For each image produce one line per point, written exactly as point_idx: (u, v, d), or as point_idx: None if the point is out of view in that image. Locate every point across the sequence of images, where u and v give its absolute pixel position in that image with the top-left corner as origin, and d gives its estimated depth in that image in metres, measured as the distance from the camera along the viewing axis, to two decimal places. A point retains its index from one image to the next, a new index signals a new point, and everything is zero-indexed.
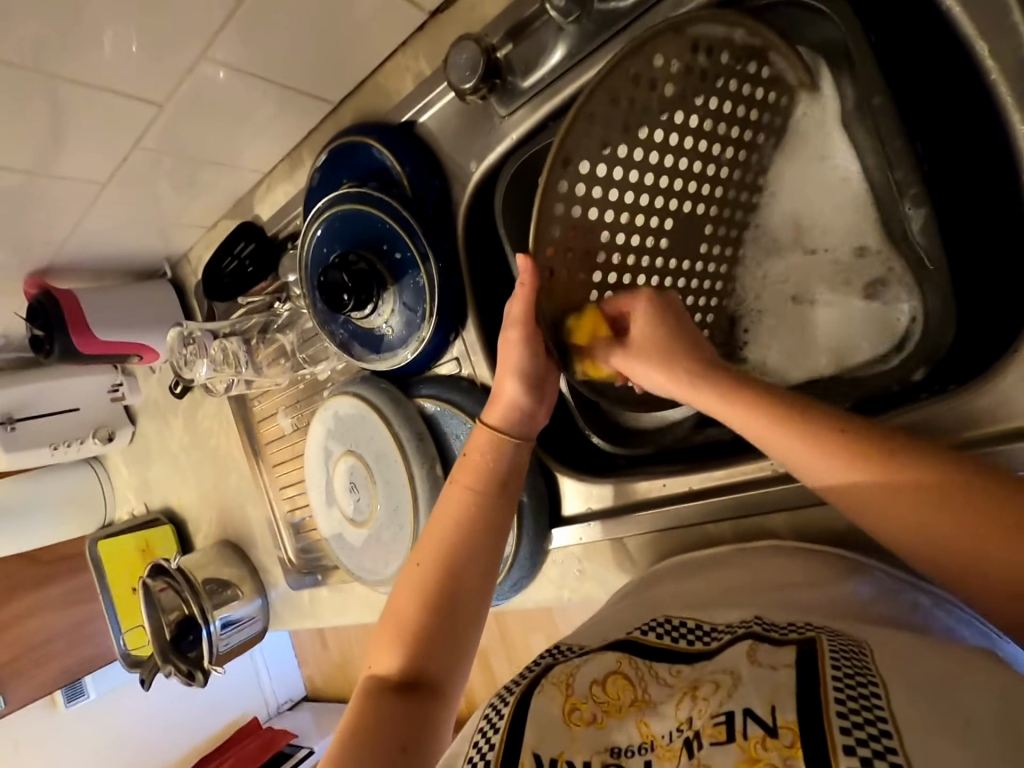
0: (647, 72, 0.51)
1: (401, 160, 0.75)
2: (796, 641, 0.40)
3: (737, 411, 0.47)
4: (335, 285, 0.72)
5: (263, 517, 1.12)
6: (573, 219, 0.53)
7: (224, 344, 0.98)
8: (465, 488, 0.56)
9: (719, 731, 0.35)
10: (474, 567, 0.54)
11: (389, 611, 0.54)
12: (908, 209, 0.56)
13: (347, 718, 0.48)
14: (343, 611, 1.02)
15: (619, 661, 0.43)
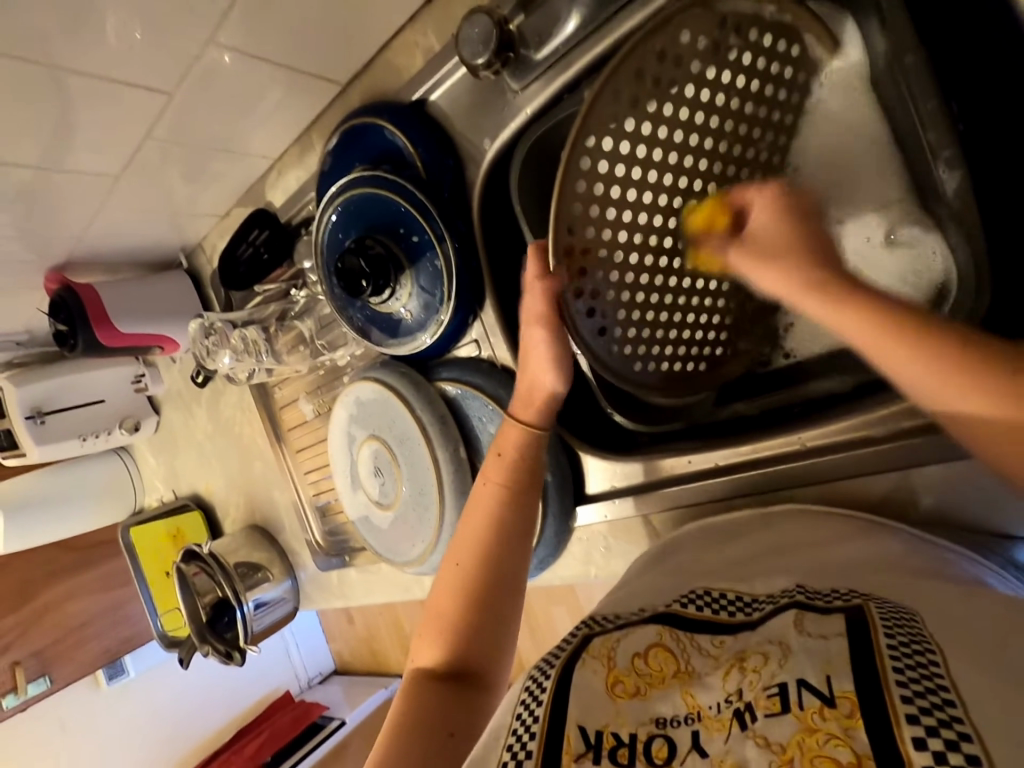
0: (674, 48, 0.50)
1: (414, 141, 0.74)
2: (842, 608, 0.40)
3: (826, 308, 0.44)
4: (353, 271, 0.72)
5: (288, 502, 1.14)
6: (596, 196, 0.53)
7: (244, 333, 0.98)
8: (498, 483, 0.57)
9: (773, 703, 0.34)
10: (514, 562, 0.55)
11: (430, 605, 0.55)
12: (941, 172, 0.54)
13: (395, 708, 0.49)
14: (371, 591, 1.04)
15: (660, 634, 0.43)
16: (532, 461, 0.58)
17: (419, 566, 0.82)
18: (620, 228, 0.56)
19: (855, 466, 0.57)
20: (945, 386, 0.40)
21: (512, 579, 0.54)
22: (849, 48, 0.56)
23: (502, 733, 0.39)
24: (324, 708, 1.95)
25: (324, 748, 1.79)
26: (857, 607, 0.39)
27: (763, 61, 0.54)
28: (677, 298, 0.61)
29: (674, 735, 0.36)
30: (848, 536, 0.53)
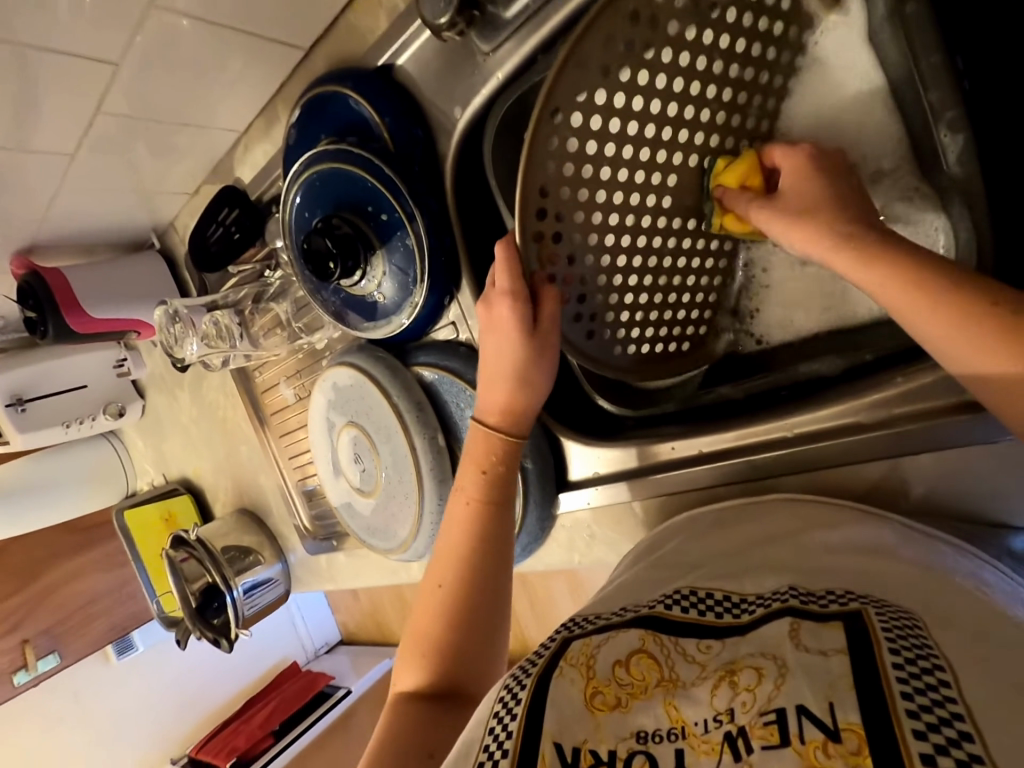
0: (647, 7, 0.45)
1: (380, 111, 0.69)
2: (841, 616, 0.37)
3: (855, 259, 0.41)
4: (320, 252, 0.68)
5: (274, 487, 1.12)
6: (566, 178, 0.49)
7: (216, 318, 0.96)
8: (470, 493, 0.57)
9: (771, 733, 0.31)
10: (489, 572, 0.55)
11: (413, 623, 0.55)
12: (942, 137, 0.50)
13: (380, 731, 0.49)
14: (360, 574, 1.04)
15: (642, 639, 0.39)
16: (506, 469, 0.58)
17: (403, 553, 0.81)
18: (595, 210, 0.51)
19: (845, 454, 0.54)
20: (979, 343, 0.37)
21: (487, 587, 0.54)
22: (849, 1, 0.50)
23: (474, 746, 0.37)
24: (330, 677, 1.97)
25: (330, 716, 1.84)
26: (856, 615, 0.36)
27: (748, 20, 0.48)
28: (659, 279, 0.57)
29: (656, 752, 0.33)
30: (836, 520, 0.50)
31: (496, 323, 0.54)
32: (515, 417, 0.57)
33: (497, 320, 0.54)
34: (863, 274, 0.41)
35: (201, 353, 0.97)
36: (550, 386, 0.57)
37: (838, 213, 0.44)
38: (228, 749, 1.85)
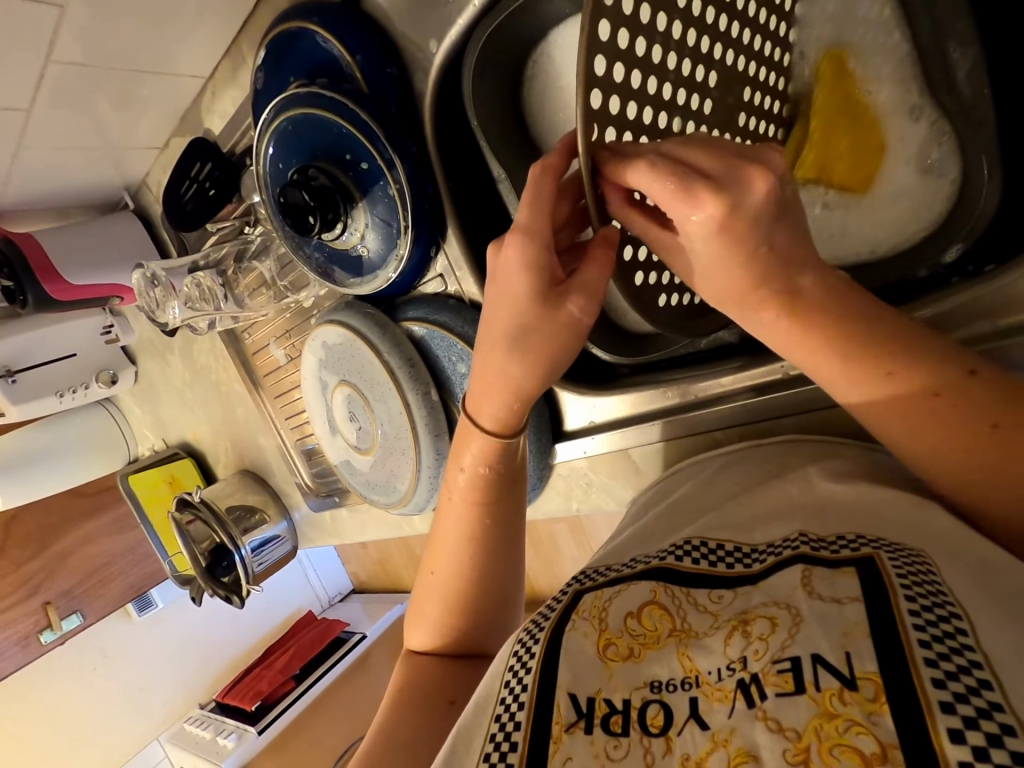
0: None
1: (350, 48, 0.64)
2: (853, 561, 0.36)
3: (789, 336, 0.39)
4: (298, 206, 0.65)
5: (273, 447, 1.12)
6: (620, 50, 0.36)
7: (197, 280, 0.92)
8: (464, 491, 0.55)
9: (785, 681, 0.31)
10: (493, 566, 0.55)
11: (418, 590, 0.58)
12: (952, 52, 0.47)
13: (398, 681, 0.54)
14: (364, 528, 1.06)
15: (654, 591, 0.39)
16: (497, 470, 0.54)
17: (403, 507, 0.82)
18: (641, 104, 0.40)
19: None
20: (897, 406, 0.38)
21: (490, 565, 0.55)
22: None
23: (490, 702, 0.39)
24: (345, 624, 2.02)
25: (347, 660, 1.91)
26: (868, 560, 0.35)
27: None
28: None
29: (670, 701, 0.34)
30: (826, 455, 0.50)
31: (500, 289, 0.46)
32: (511, 418, 0.52)
33: (506, 276, 0.45)
34: (801, 353, 0.40)
35: (185, 317, 0.95)
36: (558, 372, 0.49)
37: (783, 278, 0.38)
38: (253, 693, 1.94)
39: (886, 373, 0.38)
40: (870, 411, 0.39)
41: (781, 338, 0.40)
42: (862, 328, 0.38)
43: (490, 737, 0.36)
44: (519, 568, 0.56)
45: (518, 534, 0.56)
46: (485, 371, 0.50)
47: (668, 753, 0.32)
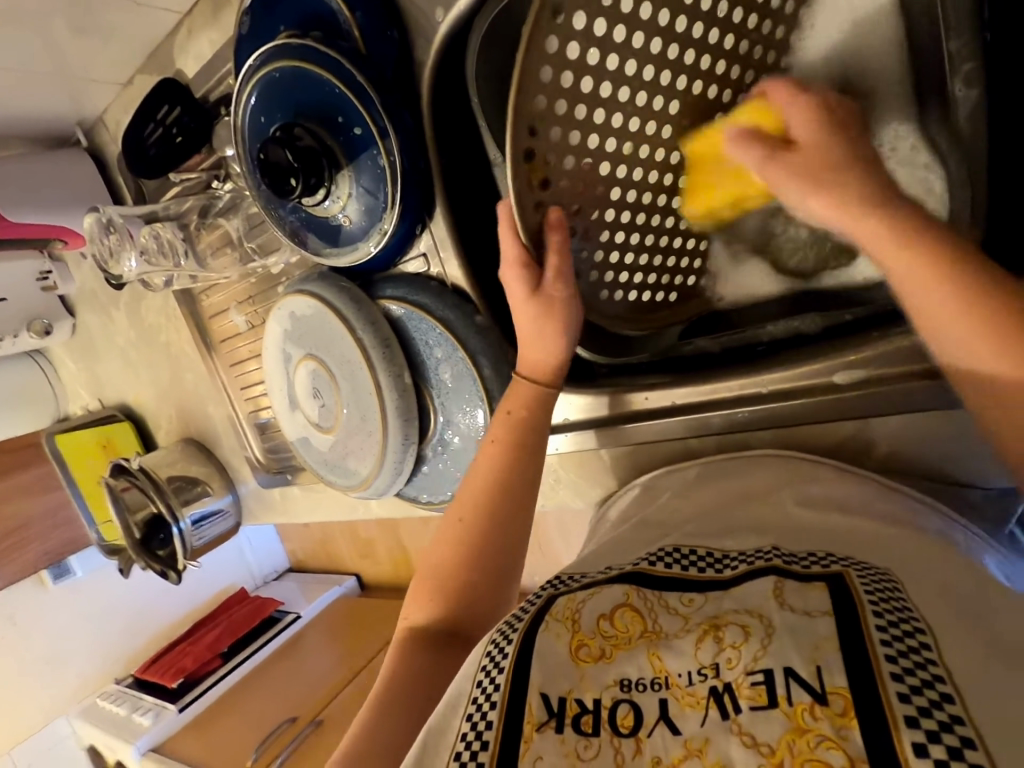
0: None
1: (350, 4, 0.61)
2: (823, 576, 0.36)
3: (931, 288, 0.36)
4: (279, 165, 0.61)
5: (224, 417, 1.07)
6: (563, 88, 0.45)
7: (156, 231, 0.87)
8: (500, 436, 0.56)
9: (759, 694, 0.31)
10: (504, 525, 0.53)
11: (421, 566, 0.55)
12: (955, 90, 0.46)
13: (384, 667, 0.50)
14: (316, 508, 1.02)
15: (626, 593, 0.39)
16: (538, 415, 0.56)
17: (363, 491, 0.77)
18: (591, 131, 0.48)
19: (815, 412, 0.55)
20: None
21: (498, 526, 0.52)
22: None
23: (462, 700, 0.38)
24: (279, 603, 1.95)
25: (280, 639, 1.85)
26: (837, 576, 0.36)
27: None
28: (636, 217, 0.53)
29: (640, 702, 0.33)
30: (794, 476, 0.51)
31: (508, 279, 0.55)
32: (556, 367, 0.56)
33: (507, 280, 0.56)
34: (945, 315, 0.35)
35: (141, 271, 0.88)
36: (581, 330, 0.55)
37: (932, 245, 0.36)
38: (175, 669, 1.83)
39: (978, 309, 0.34)
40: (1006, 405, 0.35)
41: (944, 314, 0.36)
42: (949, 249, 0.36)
43: (461, 737, 0.35)
44: (525, 538, 0.53)
45: (528, 499, 0.54)
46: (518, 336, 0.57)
47: (637, 756, 0.32)
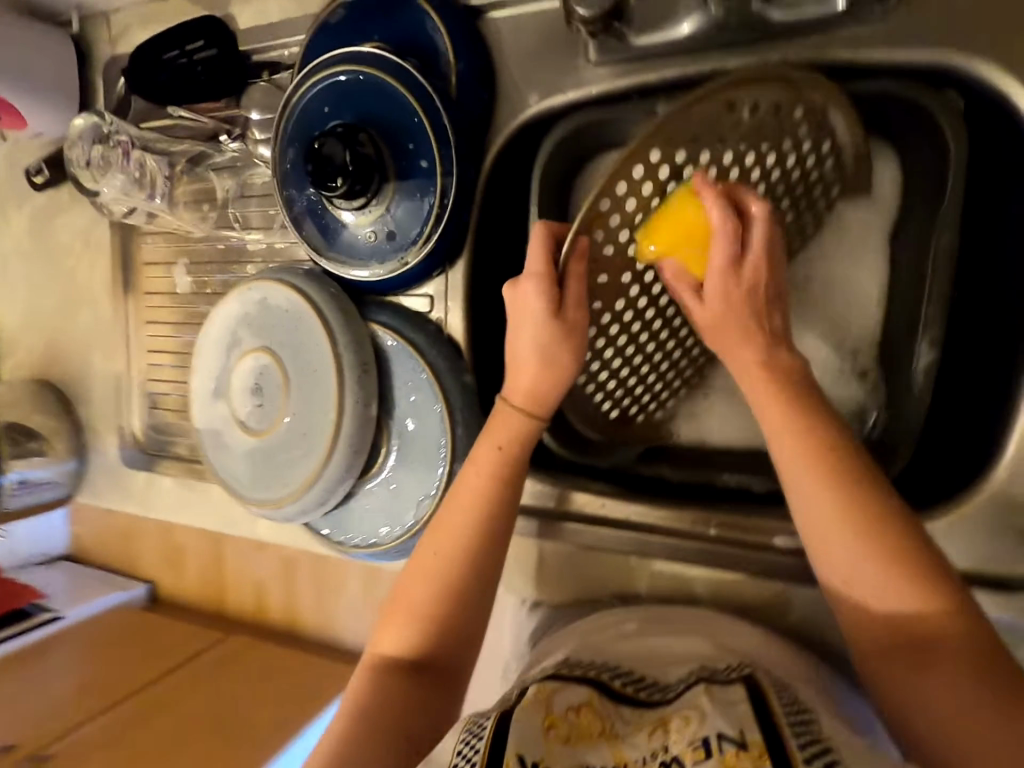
0: (789, 112, 0.49)
1: (456, 50, 0.62)
2: (737, 677, 0.42)
3: (808, 472, 0.43)
4: (330, 159, 0.59)
5: (111, 375, 0.92)
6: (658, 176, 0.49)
7: (142, 160, 0.78)
8: (483, 469, 0.57)
9: (698, 752, 0.35)
10: (483, 562, 0.56)
11: (396, 593, 0.57)
12: (921, 347, 0.56)
13: (353, 692, 0.53)
14: (182, 509, 0.88)
15: (591, 696, 0.40)
16: (525, 446, 0.58)
17: (268, 511, 0.70)
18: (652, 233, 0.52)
19: (747, 567, 0.59)
20: (893, 591, 0.41)
21: (479, 559, 0.55)
22: (887, 197, 0.57)
23: None
24: None
25: None
26: (747, 675, 0.42)
27: (829, 166, 0.54)
28: (642, 331, 0.58)
29: None
30: (725, 628, 0.54)
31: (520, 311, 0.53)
32: (547, 399, 0.56)
33: (521, 304, 0.53)
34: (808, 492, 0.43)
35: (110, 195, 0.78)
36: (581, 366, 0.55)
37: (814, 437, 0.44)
38: None
39: (844, 519, 0.42)
40: (846, 575, 0.42)
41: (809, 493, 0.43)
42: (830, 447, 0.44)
43: None
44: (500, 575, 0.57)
45: (506, 541, 0.57)
46: (514, 351, 0.55)
47: None
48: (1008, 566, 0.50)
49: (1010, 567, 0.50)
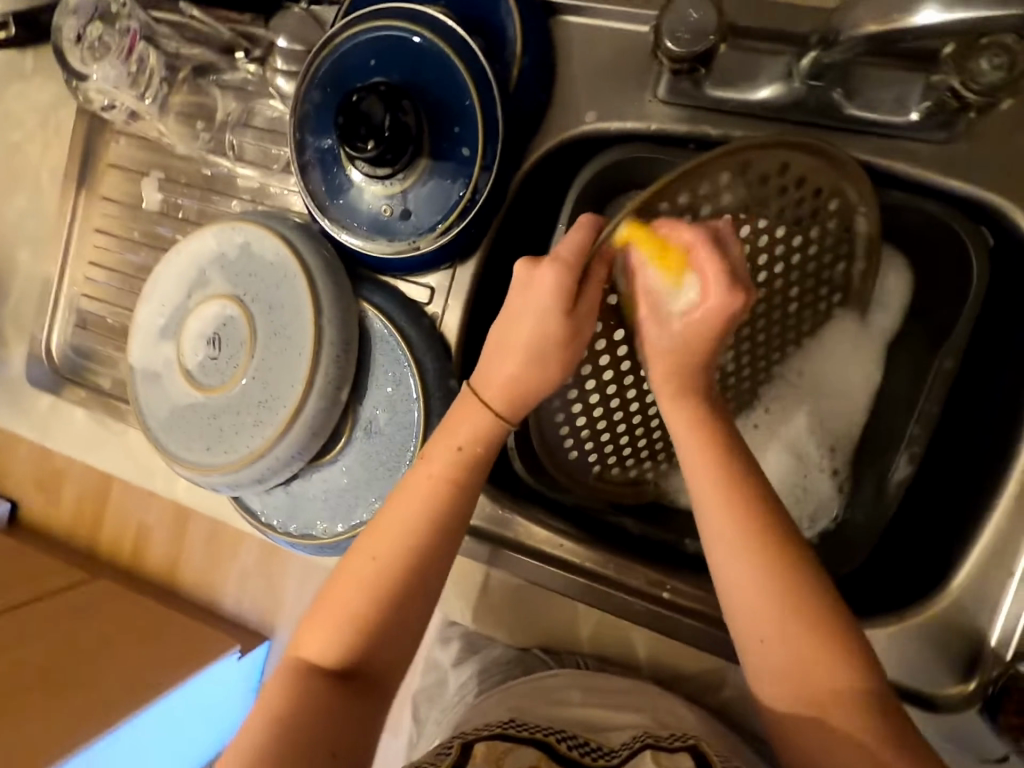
0: (828, 195, 0.51)
1: (526, 44, 0.58)
2: (682, 747, 0.50)
3: (734, 515, 0.46)
4: (364, 117, 0.54)
5: (40, 276, 0.80)
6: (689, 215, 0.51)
7: (144, 52, 0.68)
8: (437, 471, 0.52)
9: None
10: (427, 572, 0.51)
11: (328, 591, 0.52)
12: (901, 461, 0.59)
13: (271, 704, 0.48)
14: (84, 446, 0.77)
15: (539, 759, 0.49)
16: (490, 449, 0.53)
17: (195, 475, 0.62)
18: None
19: (688, 637, 0.59)
20: (787, 637, 0.44)
21: (425, 568, 0.51)
22: (897, 310, 0.60)
23: None
24: None
25: None
26: (694, 745, 0.50)
27: (839, 269, 0.56)
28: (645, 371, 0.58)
29: None
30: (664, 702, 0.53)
31: (529, 299, 0.49)
32: (522, 407, 0.52)
33: (534, 286, 0.48)
34: (723, 533, 0.46)
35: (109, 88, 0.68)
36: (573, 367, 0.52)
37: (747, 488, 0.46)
38: None
39: (760, 566, 0.45)
40: (744, 613, 0.45)
41: (733, 539, 0.46)
42: (766, 506, 0.46)
43: None
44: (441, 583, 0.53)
45: (453, 549, 0.52)
46: (503, 338, 0.51)
47: None
48: (934, 684, 0.52)
49: (935, 687, 0.52)
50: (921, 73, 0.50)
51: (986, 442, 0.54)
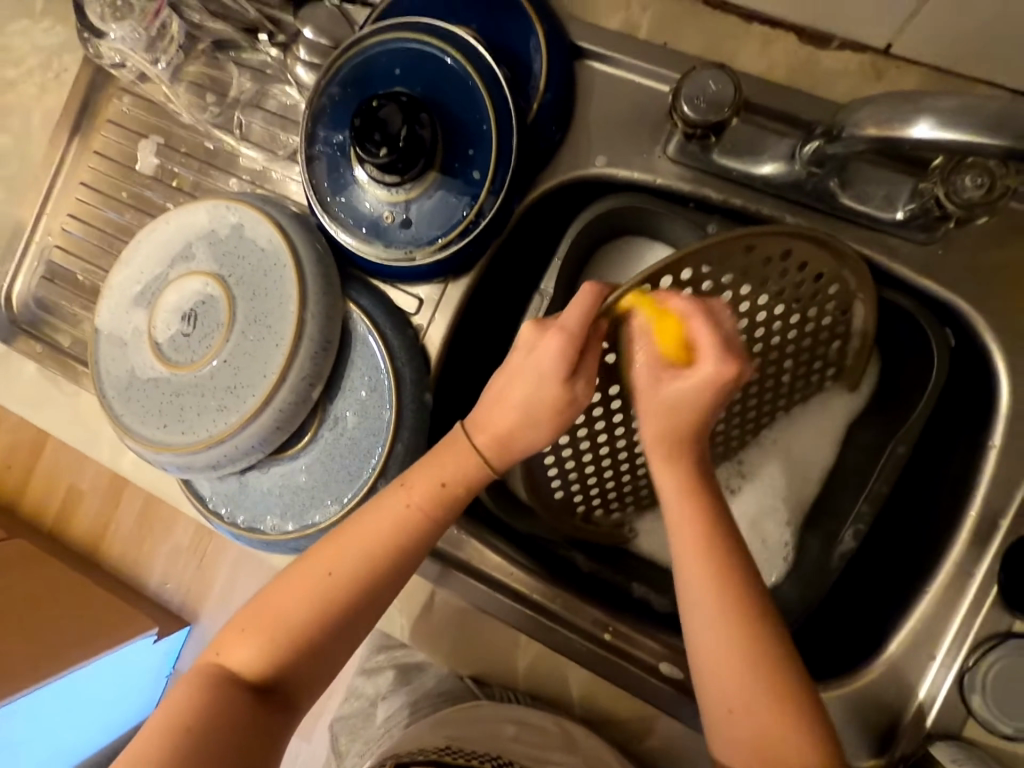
0: (830, 283, 0.55)
1: (550, 81, 0.60)
2: None
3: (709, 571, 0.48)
4: (381, 123, 0.54)
5: (11, 218, 0.77)
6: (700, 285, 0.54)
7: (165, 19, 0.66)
8: (416, 501, 0.51)
9: None
10: (379, 593, 0.51)
11: (267, 599, 0.50)
12: (845, 535, 0.60)
13: (182, 706, 0.47)
14: (30, 401, 0.74)
15: None
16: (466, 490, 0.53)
17: (146, 450, 0.60)
18: None
19: (622, 681, 0.59)
20: (746, 699, 0.46)
21: (383, 588, 0.51)
22: (860, 390, 0.63)
23: None
24: None
25: None
26: None
27: (834, 347, 0.60)
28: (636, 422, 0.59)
29: None
30: None
31: (530, 361, 0.50)
32: (506, 453, 0.52)
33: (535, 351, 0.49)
34: (703, 591, 0.47)
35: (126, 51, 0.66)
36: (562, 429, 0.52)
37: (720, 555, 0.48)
38: None
39: (727, 624, 0.47)
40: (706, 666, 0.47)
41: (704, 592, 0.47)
42: (735, 566, 0.48)
43: None
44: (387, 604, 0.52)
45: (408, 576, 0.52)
46: (501, 389, 0.51)
47: None
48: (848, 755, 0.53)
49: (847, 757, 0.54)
50: (910, 178, 0.54)
51: (926, 529, 0.57)
